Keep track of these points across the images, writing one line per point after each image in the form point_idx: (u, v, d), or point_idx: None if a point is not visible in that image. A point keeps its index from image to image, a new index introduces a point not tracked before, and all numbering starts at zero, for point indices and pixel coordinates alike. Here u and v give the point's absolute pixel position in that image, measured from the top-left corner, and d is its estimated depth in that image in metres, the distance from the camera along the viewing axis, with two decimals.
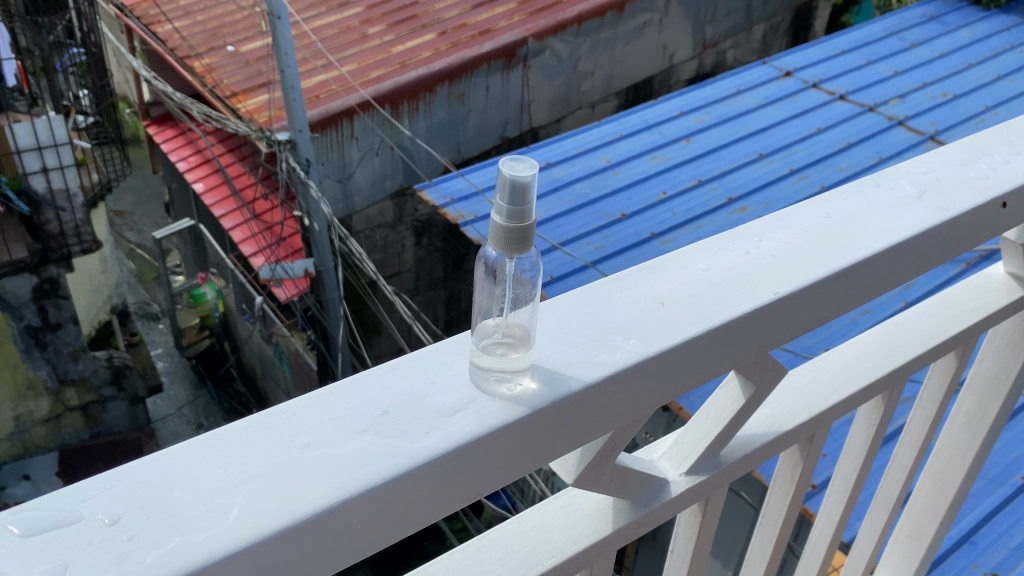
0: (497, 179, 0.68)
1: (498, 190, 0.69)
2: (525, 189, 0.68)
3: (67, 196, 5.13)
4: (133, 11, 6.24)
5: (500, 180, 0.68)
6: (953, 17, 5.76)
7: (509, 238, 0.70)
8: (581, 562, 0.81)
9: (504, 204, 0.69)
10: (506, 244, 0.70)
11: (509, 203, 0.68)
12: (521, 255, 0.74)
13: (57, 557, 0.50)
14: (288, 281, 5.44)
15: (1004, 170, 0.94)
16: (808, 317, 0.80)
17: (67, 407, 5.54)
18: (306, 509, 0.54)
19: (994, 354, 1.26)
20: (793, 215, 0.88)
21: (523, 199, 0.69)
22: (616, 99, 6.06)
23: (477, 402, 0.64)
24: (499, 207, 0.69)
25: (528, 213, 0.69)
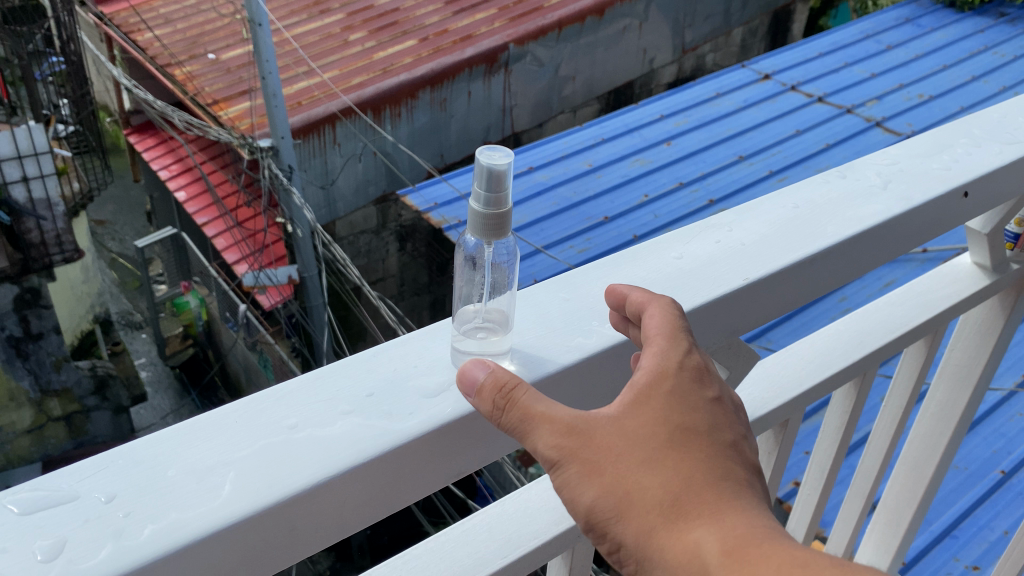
0: (475, 166, 0.71)
1: (475, 178, 0.71)
2: (500, 177, 0.71)
3: (48, 206, 5.14)
4: (112, 20, 6.22)
5: (477, 168, 0.71)
6: (928, 19, 5.85)
7: (487, 225, 0.73)
8: (563, 543, 0.84)
9: (480, 192, 0.72)
10: (484, 230, 0.73)
11: (485, 190, 0.71)
12: (497, 241, 0.77)
13: (56, 533, 0.53)
14: (271, 289, 5.56)
15: (965, 162, 0.98)
16: (774, 303, 0.84)
17: (50, 417, 5.46)
18: (297, 486, 0.56)
19: (965, 343, 1.29)
20: (762, 206, 0.91)
21: (500, 184, 0.72)
22: (596, 104, 6.13)
23: (458, 382, 0.67)
24: (476, 194, 0.72)
25: (504, 200, 0.72)
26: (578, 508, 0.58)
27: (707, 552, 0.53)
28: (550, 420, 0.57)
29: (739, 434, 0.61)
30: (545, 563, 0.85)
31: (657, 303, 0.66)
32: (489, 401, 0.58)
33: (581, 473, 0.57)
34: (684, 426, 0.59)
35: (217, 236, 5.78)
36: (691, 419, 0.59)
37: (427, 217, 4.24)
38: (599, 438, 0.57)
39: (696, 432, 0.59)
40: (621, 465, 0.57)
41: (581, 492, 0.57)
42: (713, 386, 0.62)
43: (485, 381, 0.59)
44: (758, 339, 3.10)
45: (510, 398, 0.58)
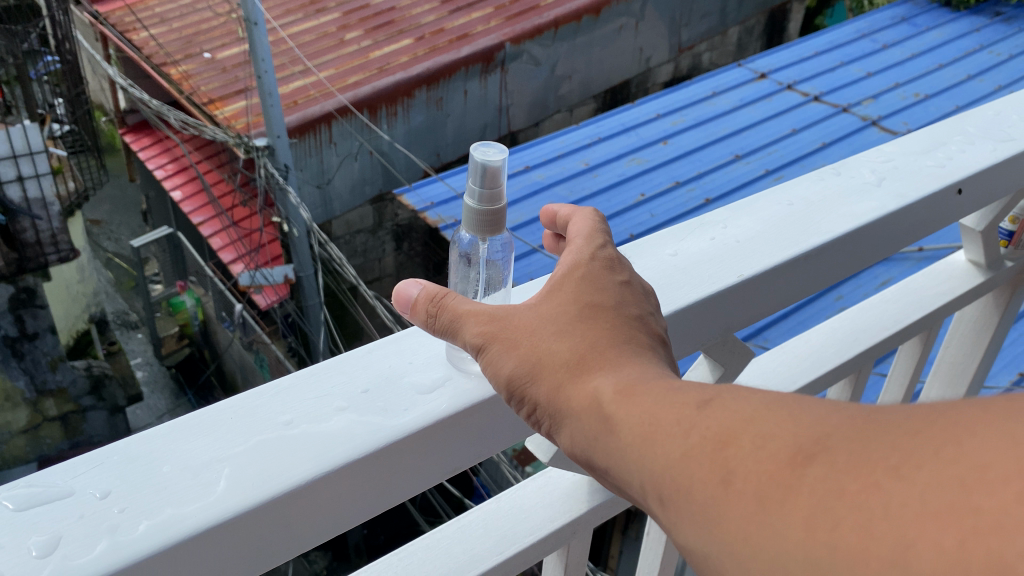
0: (469, 163, 0.71)
1: (470, 174, 0.72)
2: (495, 173, 0.71)
3: (43, 205, 5.11)
4: (108, 19, 6.21)
5: (472, 165, 0.71)
6: (923, 18, 5.87)
7: (481, 222, 0.73)
8: (558, 539, 0.84)
9: (474, 188, 0.72)
10: (478, 227, 0.73)
11: (479, 186, 0.71)
12: (491, 238, 0.77)
13: (51, 530, 0.53)
14: (267, 288, 5.53)
15: (959, 159, 0.98)
16: (769, 300, 0.84)
17: (45, 417, 5.41)
18: (291, 481, 0.57)
19: (960, 340, 1.30)
20: (757, 203, 0.91)
21: (494, 180, 0.72)
22: (593, 103, 6.15)
23: (452, 376, 0.67)
24: (471, 191, 0.72)
25: (498, 196, 0.72)
26: (497, 378, 0.62)
27: (601, 389, 0.56)
28: (473, 310, 0.65)
29: (646, 311, 0.66)
30: (541, 558, 0.85)
31: (580, 216, 0.76)
32: (426, 310, 0.67)
33: (501, 350, 0.62)
34: (593, 303, 0.64)
35: (213, 235, 5.78)
36: (599, 298, 0.64)
37: (422, 217, 4.25)
38: (514, 319, 0.63)
39: (604, 307, 0.64)
40: (533, 334, 0.62)
41: (501, 365, 0.62)
42: (622, 274, 0.68)
43: (422, 298, 0.68)
44: (754, 338, 3.10)
45: (441, 302, 0.67)
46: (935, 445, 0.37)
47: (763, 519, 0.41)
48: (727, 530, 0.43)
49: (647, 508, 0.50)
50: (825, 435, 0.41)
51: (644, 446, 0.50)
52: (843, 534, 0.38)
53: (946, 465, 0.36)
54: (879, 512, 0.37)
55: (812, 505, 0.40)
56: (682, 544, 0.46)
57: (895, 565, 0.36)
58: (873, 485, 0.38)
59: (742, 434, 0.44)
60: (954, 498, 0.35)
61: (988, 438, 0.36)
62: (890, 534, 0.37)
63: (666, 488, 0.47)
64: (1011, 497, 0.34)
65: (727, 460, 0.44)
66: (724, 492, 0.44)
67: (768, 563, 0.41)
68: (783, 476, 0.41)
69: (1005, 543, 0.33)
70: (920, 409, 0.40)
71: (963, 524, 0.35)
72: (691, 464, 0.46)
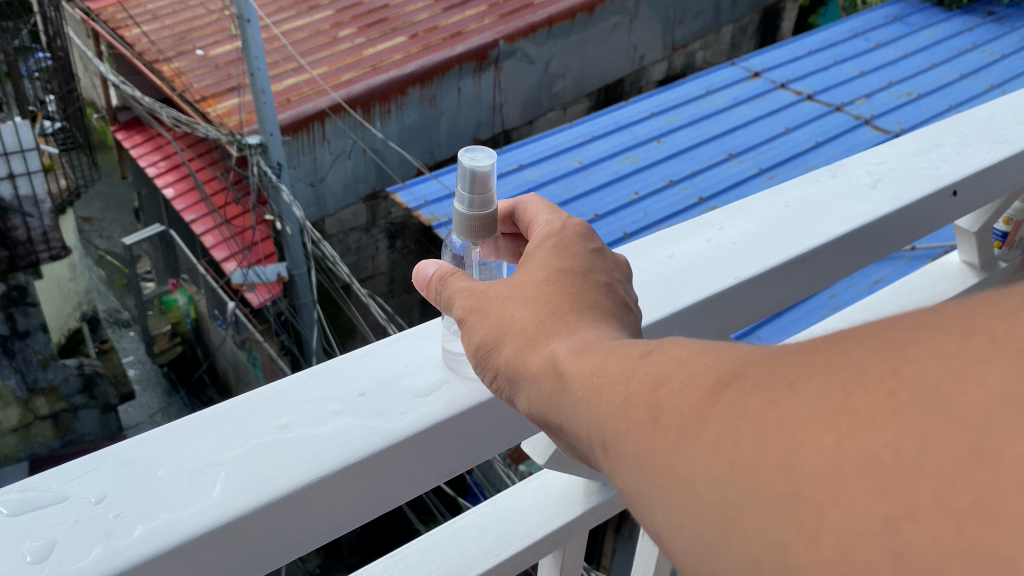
0: (458, 169, 0.71)
1: (459, 180, 0.71)
2: (484, 179, 0.71)
3: (35, 203, 5.10)
4: (100, 15, 6.17)
5: (460, 170, 0.71)
6: (917, 17, 5.87)
7: (474, 226, 0.73)
8: (554, 541, 0.84)
9: (464, 194, 0.72)
10: (471, 231, 0.73)
11: (468, 192, 0.71)
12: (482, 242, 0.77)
13: (47, 534, 0.53)
14: (260, 287, 5.46)
15: (954, 161, 0.98)
16: (765, 301, 0.85)
17: (36, 416, 5.46)
18: (288, 484, 0.56)
19: None
20: (752, 204, 0.91)
21: (484, 186, 0.72)
22: (586, 101, 6.18)
23: (453, 377, 0.67)
24: (460, 197, 0.72)
25: (488, 201, 0.72)
26: (469, 346, 0.65)
27: (556, 348, 0.56)
28: (465, 289, 0.69)
29: (615, 279, 0.67)
30: (536, 561, 0.85)
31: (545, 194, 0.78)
32: (436, 288, 0.72)
33: (476, 318, 0.65)
34: (562, 269, 0.65)
35: (205, 233, 5.76)
36: (569, 264, 0.66)
37: (416, 215, 4.23)
38: (489, 293, 0.66)
39: (572, 273, 0.65)
40: (502, 304, 0.64)
41: (474, 333, 0.64)
42: (596, 244, 0.70)
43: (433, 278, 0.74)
44: (748, 337, 3.11)
45: (447, 281, 0.72)
46: (823, 358, 0.36)
47: (680, 451, 0.40)
48: (655, 463, 0.42)
49: (596, 459, 0.49)
50: (737, 369, 0.41)
51: (591, 397, 0.49)
52: (742, 450, 0.37)
53: (833, 373, 0.35)
54: (774, 424, 0.36)
55: (722, 428, 0.39)
56: (621, 487, 0.45)
57: (781, 471, 0.35)
58: (771, 401, 0.37)
59: (674, 375, 0.44)
60: (838, 403, 0.34)
61: (867, 346, 0.35)
62: (781, 443, 0.36)
63: (608, 434, 0.46)
64: (885, 396, 0.33)
65: (658, 399, 0.43)
66: (653, 429, 0.42)
67: (685, 489, 0.40)
68: (700, 406, 0.40)
69: (874, 435, 0.32)
70: (820, 337, 0.38)
71: (841, 423, 0.34)
72: (628, 409, 0.45)
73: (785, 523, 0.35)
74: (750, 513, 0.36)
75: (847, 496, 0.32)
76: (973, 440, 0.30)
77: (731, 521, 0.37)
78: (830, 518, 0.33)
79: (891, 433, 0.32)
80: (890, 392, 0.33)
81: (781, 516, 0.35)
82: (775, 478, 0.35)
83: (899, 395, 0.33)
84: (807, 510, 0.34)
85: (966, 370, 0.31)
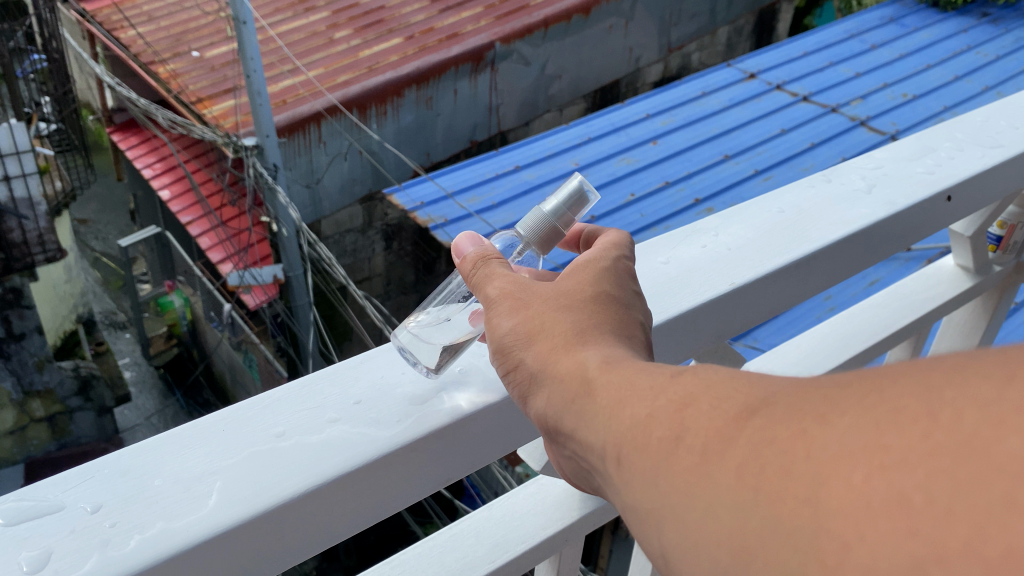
0: (571, 184, 0.79)
1: (564, 191, 0.79)
2: (578, 205, 0.79)
3: (30, 205, 5.06)
4: (95, 17, 6.16)
5: (571, 186, 0.79)
6: (912, 19, 5.89)
7: (543, 233, 0.79)
8: (550, 547, 0.84)
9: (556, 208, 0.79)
10: (538, 238, 0.79)
11: (560, 208, 0.78)
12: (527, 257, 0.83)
13: (42, 544, 0.53)
14: (256, 288, 5.48)
15: (948, 166, 0.98)
16: (760, 308, 0.85)
17: (32, 418, 5.39)
18: (284, 493, 0.56)
19: (949, 342, 1.37)
20: (749, 210, 0.92)
21: (575, 209, 0.79)
22: (582, 103, 6.18)
23: (459, 386, 0.67)
24: (552, 204, 0.79)
25: (565, 226, 0.79)
26: (493, 339, 0.63)
27: (585, 357, 0.56)
28: (503, 283, 0.67)
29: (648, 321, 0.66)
30: (533, 566, 0.85)
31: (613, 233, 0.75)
32: (473, 269, 0.71)
33: (504, 311, 0.64)
34: (608, 293, 0.64)
35: (202, 235, 5.75)
36: (614, 291, 0.64)
37: (413, 216, 4.24)
38: (536, 292, 0.64)
39: (616, 301, 0.64)
40: (544, 303, 0.63)
41: (499, 323, 0.64)
42: (623, 261, 0.70)
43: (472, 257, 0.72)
44: (744, 338, 3.12)
45: (487, 262, 0.70)
46: (857, 392, 0.36)
47: (700, 474, 0.40)
48: (670, 483, 0.41)
49: (606, 472, 0.49)
50: (767, 397, 0.40)
51: (616, 412, 0.48)
52: (767, 478, 0.37)
53: (867, 409, 0.35)
54: (801, 456, 0.36)
55: (746, 453, 0.38)
56: (629, 503, 0.45)
57: (807, 504, 0.35)
58: (800, 431, 0.37)
59: (702, 398, 0.43)
60: (868, 439, 0.34)
61: (902, 387, 0.35)
62: (807, 473, 0.35)
63: (625, 448, 0.46)
64: (918, 436, 0.33)
65: (685, 419, 0.43)
66: (674, 451, 0.42)
67: (701, 512, 0.39)
68: (723, 431, 0.40)
69: (905, 475, 0.32)
70: (855, 372, 0.38)
71: (872, 460, 0.33)
72: (652, 427, 0.44)
73: (806, 555, 0.34)
74: (771, 542, 0.36)
75: (873, 536, 0.32)
76: (1008, 489, 0.30)
77: (749, 552, 0.37)
78: (853, 554, 0.32)
79: (921, 475, 0.32)
80: (925, 433, 0.32)
81: (804, 552, 0.34)
82: (801, 510, 0.35)
83: (933, 435, 0.32)
84: (828, 545, 0.33)
85: (1003, 417, 0.31)
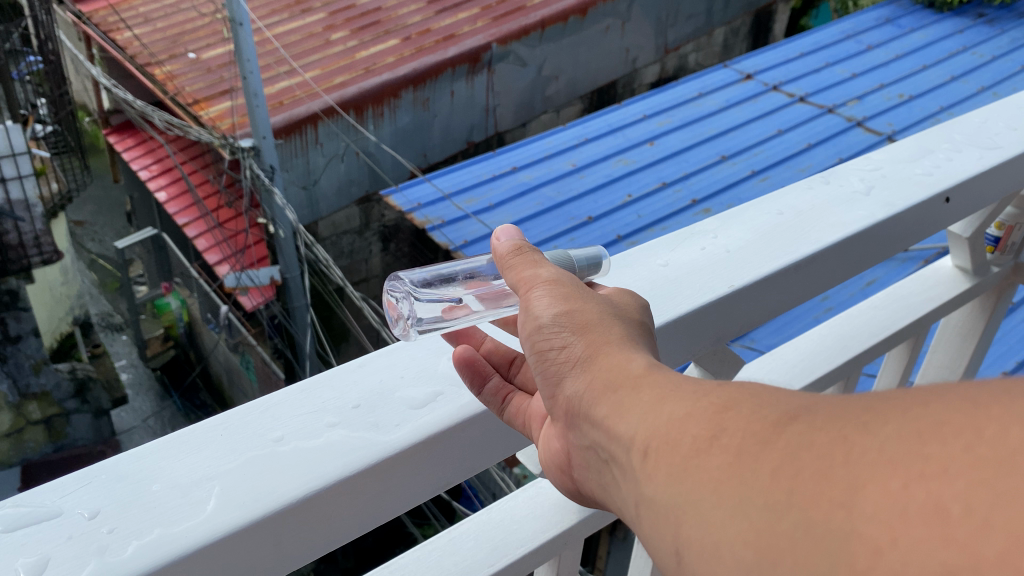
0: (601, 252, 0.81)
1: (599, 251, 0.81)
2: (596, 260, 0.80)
3: (26, 207, 5.12)
4: (91, 19, 6.16)
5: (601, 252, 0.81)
6: (908, 19, 5.90)
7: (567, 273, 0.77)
8: (550, 551, 0.84)
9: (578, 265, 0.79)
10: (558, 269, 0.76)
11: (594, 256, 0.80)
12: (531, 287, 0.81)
13: (39, 551, 0.52)
14: (253, 290, 5.51)
15: (946, 168, 0.98)
16: (760, 310, 0.85)
17: (28, 421, 5.34)
18: (282, 498, 0.56)
19: (946, 345, 1.37)
20: (747, 213, 0.92)
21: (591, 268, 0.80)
22: (580, 104, 6.17)
23: (461, 395, 0.67)
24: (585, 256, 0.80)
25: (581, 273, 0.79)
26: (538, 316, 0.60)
27: (634, 362, 0.53)
28: (550, 273, 0.64)
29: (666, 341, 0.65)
30: (533, 570, 0.85)
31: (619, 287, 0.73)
32: (509, 261, 0.68)
33: (543, 295, 0.61)
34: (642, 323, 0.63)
35: (198, 236, 5.74)
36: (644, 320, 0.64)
37: (410, 218, 4.24)
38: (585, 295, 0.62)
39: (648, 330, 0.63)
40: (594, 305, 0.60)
41: (542, 308, 0.60)
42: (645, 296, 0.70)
43: (508, 249, 0.69)
44: (742, 339, 3.12)
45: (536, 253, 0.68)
46: (900, 406, 0.37)
47: (731, 475, 0.40)
48: (698, 481, 0.42)
49: (628, 463, 0.48)
50: (804, 407, 0.41)
51: (652, 404, 0.48)
52: (802, 481, 0.37)
53: (911, 422, 0.36)
54: (840, 459, 0.36)
55: (781, 456, 0.39)
56: (650, 497, 0.45)
57: (842, 507, 0.35)
58: (840, 438, 0.37)
59: (742, 402, 0.44)
60: (912, 449, 0.35)
61: (949, 404, 0.35)
62: (845, 479, 0.36)
63: (654, 440, 0.46)
64: (961, 448, 0.33)
65: (724, 419, 0.43)
66: (709, 449, 0.42)
67: (729, 513, 0.40)
68: (761, 434, 0.41)
69: (944, 485, 0.33)
70: (896, 390, 0.39)
71: (914, 470, 0.34)
72: (689, 422, 0.44)
73: (836, 558, 0.34)
74: (801, 545, 0.36)
75: (907, 541, 0.33)
76: None
77: (775, 555, 0.37)
78: (887, 559, 0.33)
79: (964, 486, 0.32)
80: (969, 447, 0.33)
81: (833, 554, 0.35)
82: (835, 513, 0.35)
83: (976, 448, 0.33)
84: (860, 549, 0.34)
85: None
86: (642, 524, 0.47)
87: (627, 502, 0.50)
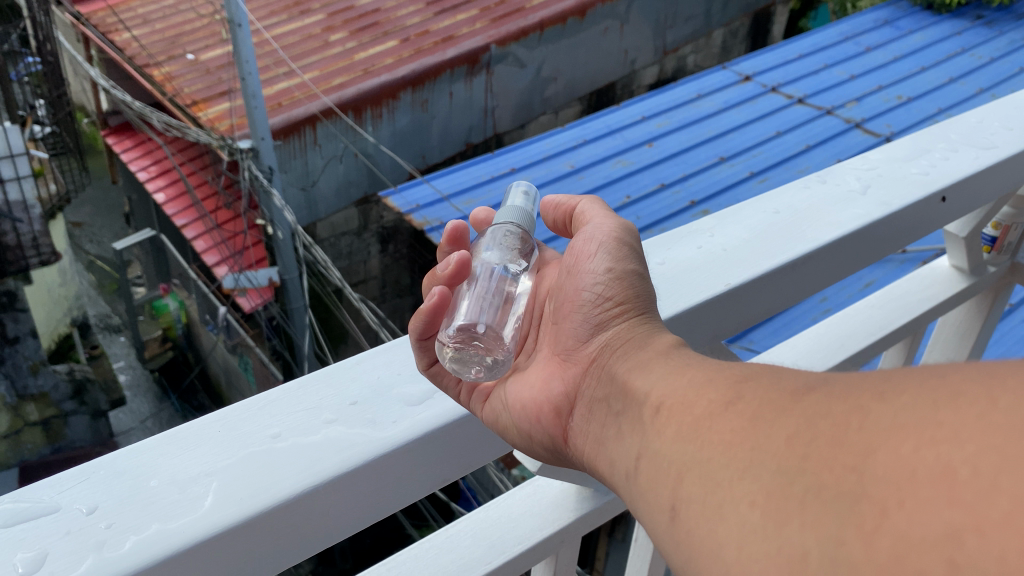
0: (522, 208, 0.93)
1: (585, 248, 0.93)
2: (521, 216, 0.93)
3: (24, 208, 5.08)
4: (90, 19, 6.15)
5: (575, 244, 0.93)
6: (906, 21, 5.91)
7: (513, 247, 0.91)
8: (547, 549, 0.84)
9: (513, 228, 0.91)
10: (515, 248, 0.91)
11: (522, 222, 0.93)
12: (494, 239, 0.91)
13: (38, 546, 0.52)
14: (251, 291, 5.48)
15: (942, 167, 0.98)
16: (759, 306, 0.85)
17: (26, 422, 5.38)
18: (282, 493, 0.56)
19: (943, 345, 1.38)
20: (743, 211, 0.92)
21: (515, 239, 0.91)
22: (578, 105, 6.17)
23: None
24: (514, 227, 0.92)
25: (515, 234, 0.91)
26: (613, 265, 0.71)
27: (664, 338, 0.63)
28: (621, 222, 0.76)
29: None
30: (529, 568, 0.85)
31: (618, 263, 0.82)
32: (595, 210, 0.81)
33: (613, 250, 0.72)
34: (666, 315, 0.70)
35: (197, 237, 5.71)
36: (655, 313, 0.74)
37: (409, 219, 4.24)
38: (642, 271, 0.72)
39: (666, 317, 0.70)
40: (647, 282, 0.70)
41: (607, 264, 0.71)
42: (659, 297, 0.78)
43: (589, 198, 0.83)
44: (741, 341, 3.12)
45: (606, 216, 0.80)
46: (917, 379, 0.38)
47: (756, 440, 0.43)
48: (711, 440, 0.46)
49: (640, 415, 0.56)
50: (822, 381, 0.44)
51: (680, 373, 0.56)
52: (818, 447, 0.39)
53: (925, 392, 0.37)
54: (856, 426, 0.38)
55: (801, 421, 0.42)
56: (671, 453, 0.49)
57: (854, 471, 0.37)
58: (857, 407, 0.39)
59: (759, 379, 0.48)
60: (925, 415, 0.36)
61: (966, 375, 0.36)
62: (859, 444, 0.37)
63: (666, 403, 0.53)
64: (973, 414, 0.34)
65: (741, 391, 0.48)
66: (728, 413, 0.47)
67: (742, 475, 0.42)
68: (782, 405, 0.44)
69: (954, 448, 0.34)
70: (914, 365, 0.40)
71: (925, 435, 0.35)
72: (712, 390, 0.50)
73: (845, 521, 0.36)
74: (813, 506, 0.38)
75: (914, 500, 0.34)
76: None
77: (782, 517, 0.39)
78: (893, 519, 0.34)
79: (972, 448, 0.33)
80: (984, 410, 0.34)
81: (844, 514, 0.36)
82: (847, 477, 0.37)
83: (989, 416, 0.34)
84: (869, 511, 0.35)
85: None
86: (640, 480, 0.52)
87: (626, 460, 0.56)
